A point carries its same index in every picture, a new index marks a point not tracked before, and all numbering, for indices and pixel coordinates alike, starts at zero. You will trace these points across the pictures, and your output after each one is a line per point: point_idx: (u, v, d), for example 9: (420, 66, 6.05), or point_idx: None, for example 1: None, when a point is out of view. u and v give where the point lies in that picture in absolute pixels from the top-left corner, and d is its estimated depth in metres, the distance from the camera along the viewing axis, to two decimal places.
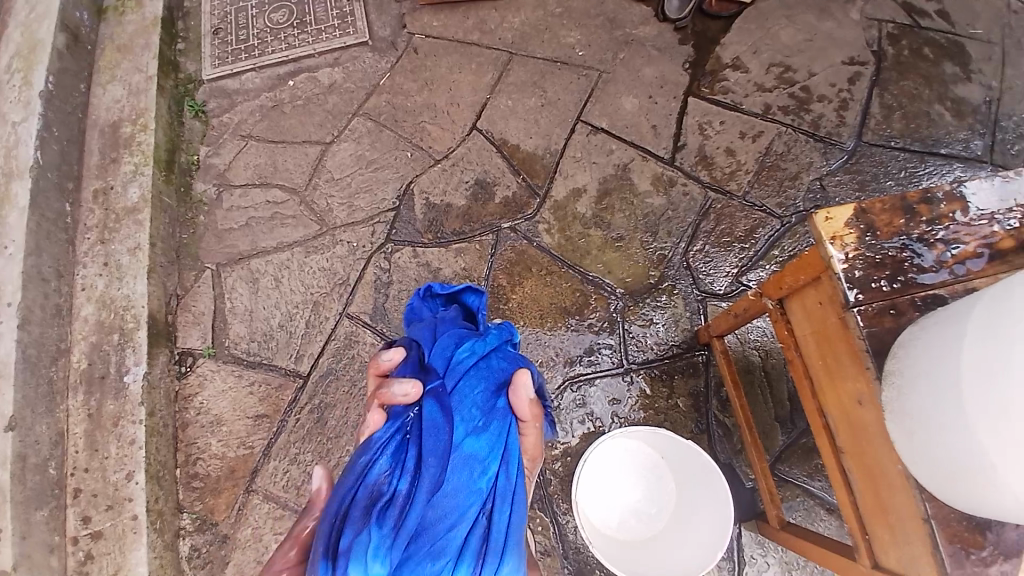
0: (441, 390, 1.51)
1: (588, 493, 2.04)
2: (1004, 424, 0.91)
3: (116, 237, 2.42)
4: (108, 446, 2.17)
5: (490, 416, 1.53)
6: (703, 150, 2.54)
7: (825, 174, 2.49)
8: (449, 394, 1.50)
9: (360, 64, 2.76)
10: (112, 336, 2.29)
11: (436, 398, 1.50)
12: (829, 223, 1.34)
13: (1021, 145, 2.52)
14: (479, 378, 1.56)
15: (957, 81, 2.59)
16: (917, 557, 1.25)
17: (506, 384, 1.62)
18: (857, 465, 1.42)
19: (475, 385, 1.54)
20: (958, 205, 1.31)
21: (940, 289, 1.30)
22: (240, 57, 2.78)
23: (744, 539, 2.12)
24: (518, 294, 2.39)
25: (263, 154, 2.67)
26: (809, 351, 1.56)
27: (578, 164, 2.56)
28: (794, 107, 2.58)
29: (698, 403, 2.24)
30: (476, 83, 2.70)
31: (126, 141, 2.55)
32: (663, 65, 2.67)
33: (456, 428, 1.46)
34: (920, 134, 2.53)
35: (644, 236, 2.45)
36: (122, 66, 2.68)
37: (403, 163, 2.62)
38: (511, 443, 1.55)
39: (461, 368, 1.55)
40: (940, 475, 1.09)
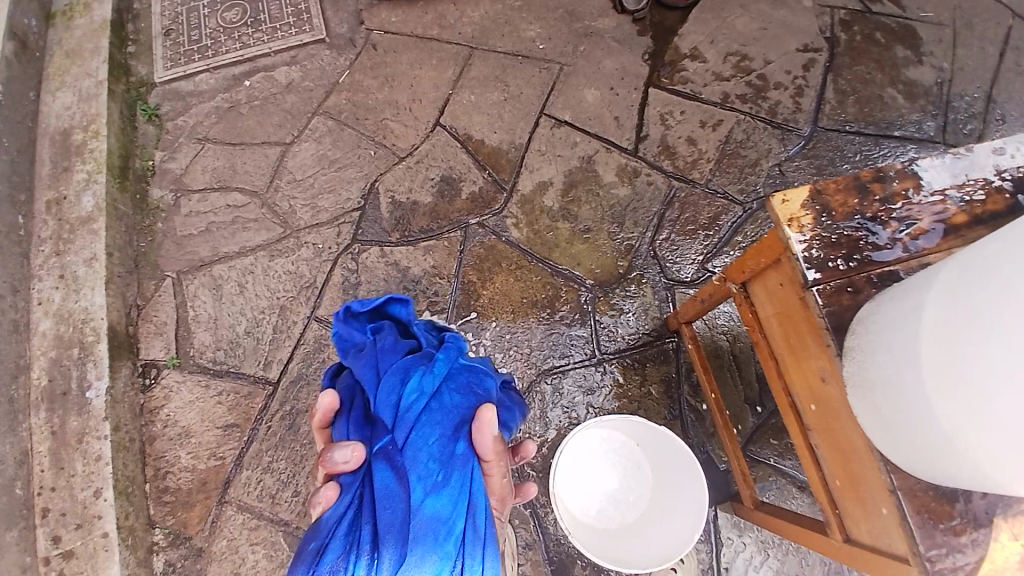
0: (391, 450, 1.39)
1: (566, 484, 2.06)
2: (960, 395, 0.95)
3: (71, 248, 2.33)
4: (73, 463, 2.09)
5: (450, 467, 1.43)
6: (665, 140, 2.58)
7: (783, 159, 2.56)
8: (401, 452, 1.39)
9: (318, 61, 2.71)
10: (72, 350, 2.21)
11: (387, 457, 1.37)
12: (786, 205, 1.38)
13: (974, 124, 2.61)
14: (433, 425, 1.45)
15: (909, 65, 2.68)
16: (887, 528, 1.30)
17: (464, 422, 1.51)
18: (825, 442, 1.47)
19: (430, 435, 1.43)
20: (910, 182, 1.36)
21: (895, 266, 1.34)
22: (193, 59, 2.70)
23: (720, 520, 2.17)
24: (489, 290, 2.39)
25: (221, 157, 2.60)
26: (773, 332, 1.61)
27: (544, 157, 2.56)
28: (751, 95, 2.63)
29: (670, 390, 2.28)
30: (438, 79, 2.68)
31: (79, 149, 2.45)
32: (623, 57, 2.69)
33: (414, 489, 1.36)
34: (874, 118, 2.61)
35: (611, 227, 2.47)
36: (71, 72, 2.58)
37: (367, 162, 2.58)
38: (476, 490, 1.46)
39: (411, 417, 1.43)
40: (906, 446, 1.13)
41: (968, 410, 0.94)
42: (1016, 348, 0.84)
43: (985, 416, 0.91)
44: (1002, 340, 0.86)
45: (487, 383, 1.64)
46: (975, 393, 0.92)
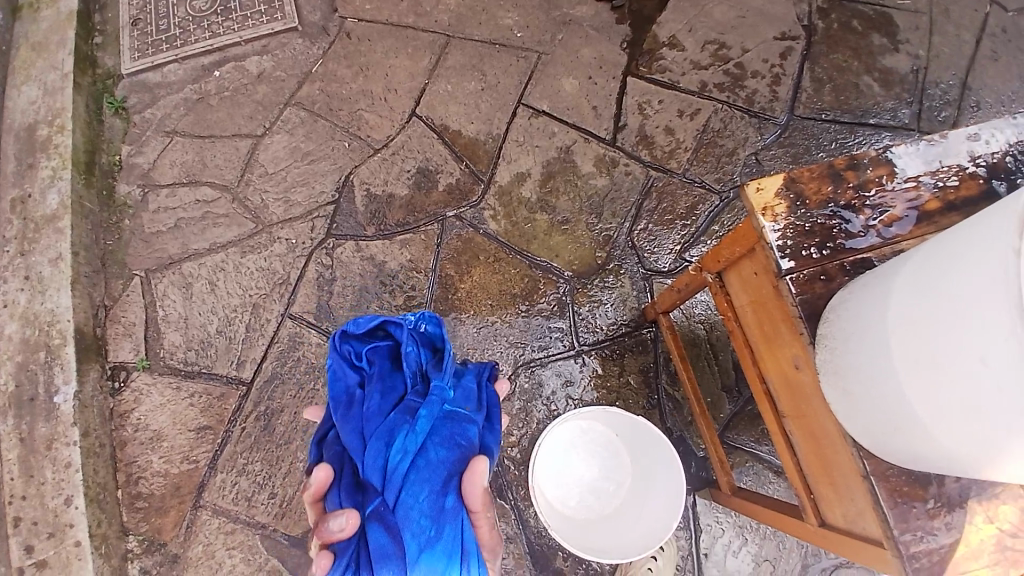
0: (383, 510, 1.41)
1: (545, 475, 2.05)
2: (932, 376, 0.94)
3: (36, 248, 2.26)
4: (43, 471, 2.05)
5: (441, 522, 1.45)
6: (643, 130, 2.55)
7: (760, 148, 2.55)
8: (392, 513, 1.42)
9: (290, 51, 2.63)
10: (38, 354, 2.14)
11: (379, 519, 1.40)
12: (760, 193, 1.37)
13: (948, 111, 2.63)
14: (422, 483, 1.46)
15: (885, 52, 2.68)
16: (860, 512, 1.31)
17: (456, 476, 1.50)
18: (799, 428, 1.47)
19: (419, 492, 1.45)
20: (884, 169, 1.35)
21: (868, 254, 1.34)
22: (161, 49, 2.60)
23: (698, 508, 2.18)
24: (466, 284, 2.36)
25: (190, 151, 2.52)
26: (748, 321, 1.60)
27: (521, 148, 2.53)
28: (729, 83, 2.62)
29: (648, 379, 2.28)
30: (413, 69, 2.62)
31: (44, 145, 2.37)
32: (601, 45, 2.66)
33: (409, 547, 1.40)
34: (850, 106, 2.61)
35: (589, 218, 2.45)
36: (37, 65, 2.49)
37: (341, 154, 2.53)
38: (468, 543, 1.47)
39: (399, 478, 1.46)
40: (877, 430, 1.12)
41: (940, 391, 0.93)
42: (993, 326, 0.83)
43: (955, 394, 0.91)
44: (978, 319, 0.85)
45: (472, 430, 1.58)
46: (945, 371, 0.91)
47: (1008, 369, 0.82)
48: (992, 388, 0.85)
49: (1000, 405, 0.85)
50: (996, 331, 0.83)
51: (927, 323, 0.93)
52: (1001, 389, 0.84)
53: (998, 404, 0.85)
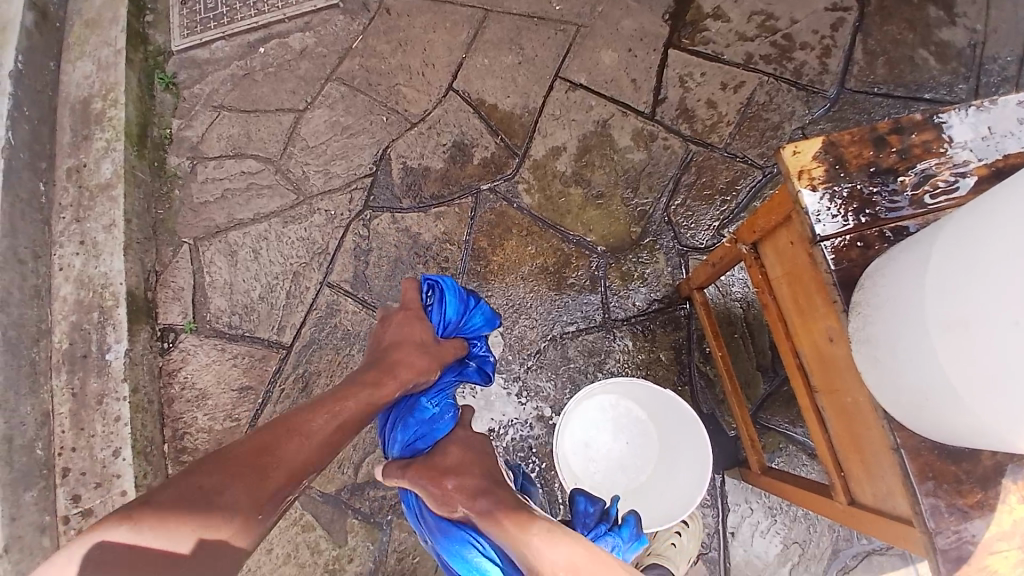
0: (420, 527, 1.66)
1: (573, 447, 2.06)
2: (967, 338, 0.91)
3: (91, 215, 2.38)
4: (94, 424, 2.18)
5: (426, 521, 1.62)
6: (684, 103, 2.49)
7: (807, 123, 2.46)
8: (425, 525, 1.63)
9: (332, 27, 2.66)
10: (92, 315, 2.27)
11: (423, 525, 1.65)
12: (798, 157, 1.32)
13: (1007, 87, 2.47)
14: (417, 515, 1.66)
15: (942, 25, 2.53)
16: (890, 489, 1.28)
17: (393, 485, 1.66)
18: (831, 404, 1.43)
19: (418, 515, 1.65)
20: (930, 134, 1.29)
21: (909, 221, 1.29)
22: (209, 26, 2.68)
23: (727, 486, 2.16)
24: (500, 256, 2.37)
25: (236, 125, 2.60)
26: (782, 294, 1.57)
27: (557, 122, 2.50)
28: (775, 55, 2.52)
29: (680, 356, 2.26)
30: (452, 42, 2.62)
31: (97, 118, 2.48)
32: (643, 16, 2.59)
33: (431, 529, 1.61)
34: (904, 80, 2.48)
35: (624, 193, 2.42)
36: (90, 41, 2.59)
37: (379, 128, 2.56)
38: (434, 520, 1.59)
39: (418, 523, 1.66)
40: (909, 400, 1.09)
41: (974, 354, 0.90)
42: (1022, 284, 0.81)
43: (982, 357, 0.89)
44: (1011, 276, 0.82)
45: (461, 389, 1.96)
46: (975, 333, 0.89)
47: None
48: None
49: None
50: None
51: (959, 282, 0.91)
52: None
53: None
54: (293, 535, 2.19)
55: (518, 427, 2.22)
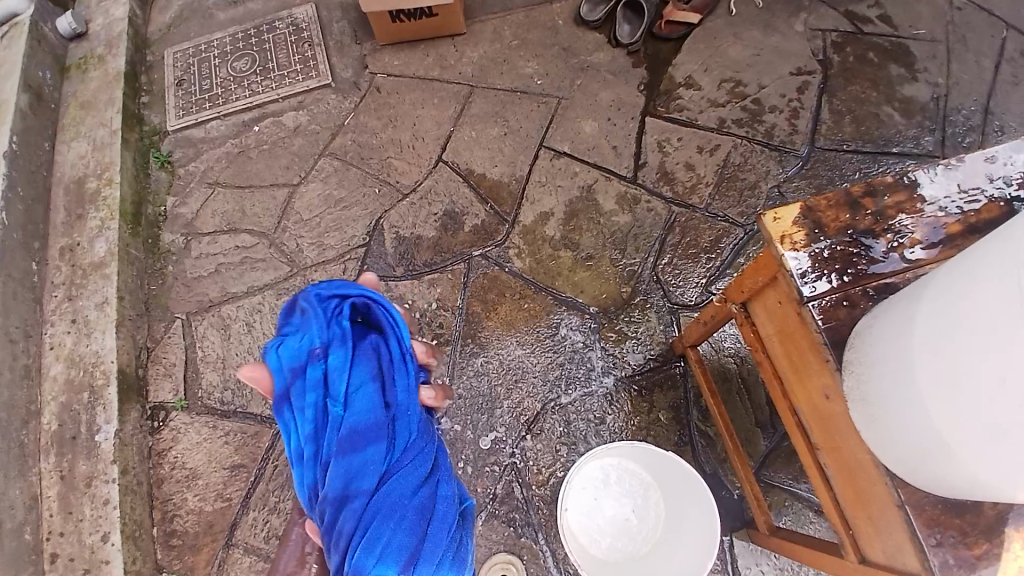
0: None
1: (576, 515, 2.02)
2: (959, 395, 0.93)
3: (84, 293, 2.39)
4: (82, 507, 2.11)
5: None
6: (664, 167, 2.61)
7: (783, 180, 2.57)
8: None
9: (323, 105, 2.79)
10: (82, 394, 2.24)
11: None
12: (778, 223, 1.39)
13: (972, 136, 2.62)
14: None
15: (904, 82, 2.71)
16: (899, 548, 1.26)
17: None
18: (833, 461, 1.43)
19: None
20: (902, 194, 1.37)
21: (891, 278, 1.34)
22: (204, 107, 2.80)
23: (737, 549, 2.10)
24: (494, 320, 2.40)
25: (231, 201, 2.67)
26: (775, 351, 1.59)
27: (544, 188, 2.60)
28: (747, 119, 2.67)
29: (678, 415, 2.25)
30: (440, 117, 2.75)
31: (92, 197, 2.53)
32: (619, 88, 2.75)
33: None
34: (872, 135, 2.63)
35: (613, 253, 2.48)
36: (86, 122, 2.68)
37: (372, 200, 2.64)
38: None
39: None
40: (911, 457, 1.10)
41: (967, 410, 0.92)
42: (1009, 345, 0.83)
43: (978, 414, 0.91)
44: (997, 338, 0.85)
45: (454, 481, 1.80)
46: (970, 391, 0.91)
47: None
48: (1012, 404, 0.84)
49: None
50: (1011, 347, 0.83)
51: (948, 342, 0.94)
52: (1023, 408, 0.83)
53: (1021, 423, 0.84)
54: None
55: (519, 495, 2.17)
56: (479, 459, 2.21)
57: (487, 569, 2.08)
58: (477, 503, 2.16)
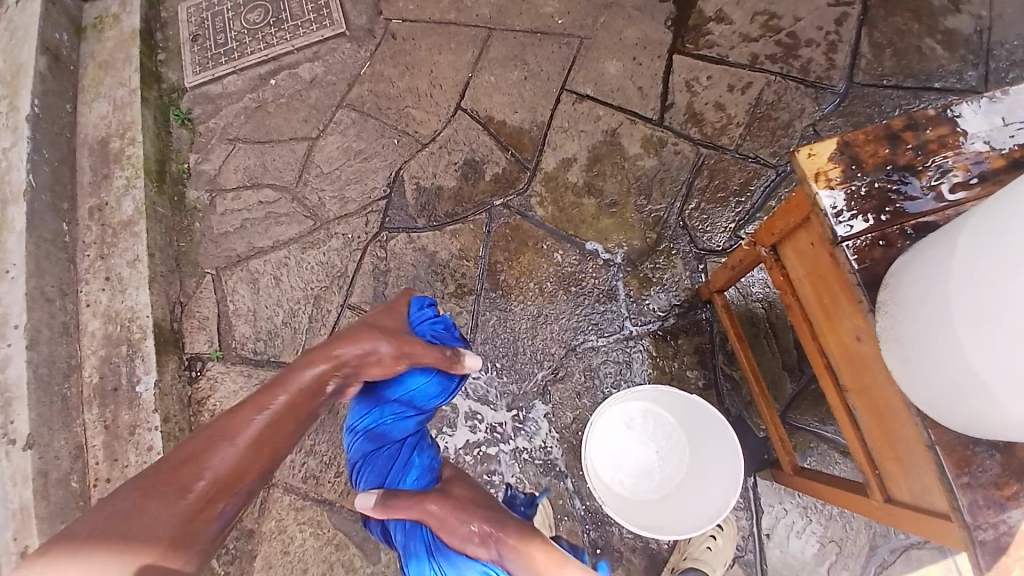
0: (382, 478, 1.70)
1: (601, 454, 2.05)
2: (1000, 322, 0.89)
3: (115, 251, 2.44)
4: (127, 454, 2.21)
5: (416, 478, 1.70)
6: (692, 108, 2.50)
7: (818, 119, 2.44)
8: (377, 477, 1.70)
9: (339, 55, 2.73)
10: (121, 348, 2.32)
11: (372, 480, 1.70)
12: (813, 159, 1.32)
13: (1017, 72, 2.44)
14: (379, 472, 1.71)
15: (947, 13, 2.51)
16: (928, 488, 1.26)
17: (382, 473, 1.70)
18: (862, 402, 1.41)
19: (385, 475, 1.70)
20: (944, 128, 1.28)
21: (931, 217, 1.28)
22: (220, 62, 2.76)
23: (760, 488, 2.13)
24: (518, 269, 2.38)
25: (252, 155, 2.66)
26: (805, 293, 1.55)
27: (566, 134, 2.52)
28: (780, 55, 2.52)
29: (704, 360, 2.24)
30: (457, 62, 2.67)
31: (117, 156, 2.55)
32: (644, 25, 2.61)
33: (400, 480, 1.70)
34: (913, 71, 2.46)
35: (638, 200, 2.42)
36: (105, 82, 2.67)
37: (391, 150, 2.60)
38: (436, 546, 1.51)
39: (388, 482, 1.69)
40: (943, 398, 1.08)
41: (1001, 345, 0.90)
42: None
43: (1011, 350, 0.88)
44: None
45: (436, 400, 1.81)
46: (1006, 325, 0.88)
47: None
48: None
49: None
50: None
51: (985, 277, 0.91)
52: None
53: None
54: (325, 557, 2.21)
55: (546, 440, 2.21)
56: (506, 406, 2.25)
57: None
58: (504, 449, 2.21)
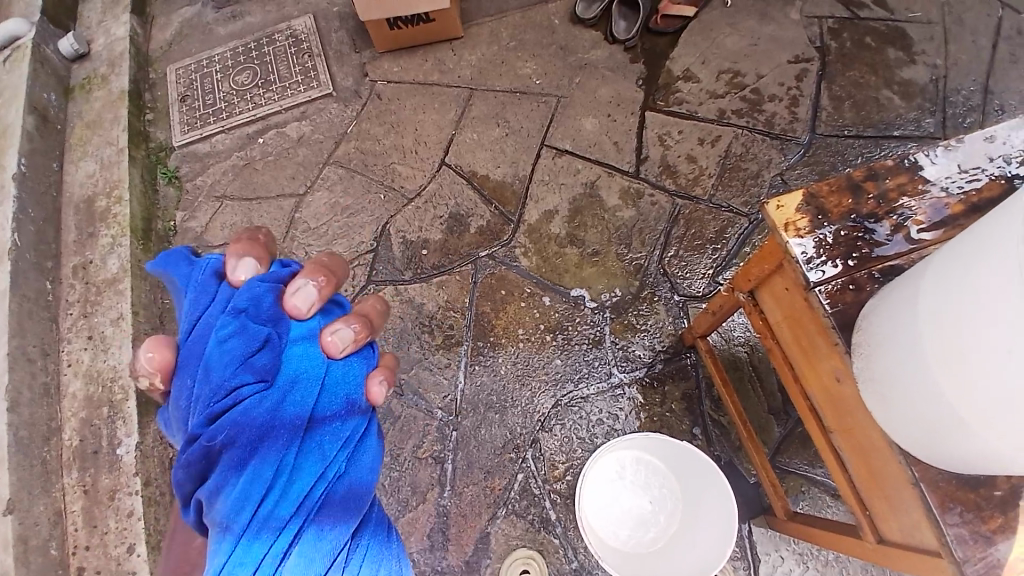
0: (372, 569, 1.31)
1: (595, 505, 2.05)
2: (967, 360, 0.94)
3: (98, 309, 2.43)
4: (105, 522, 2.14)
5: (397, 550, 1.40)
6: (666, 160, 2.62)
7: (785, 168, 2.58)
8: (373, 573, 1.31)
9: (326, 115, 2.83)
10: (101, 410, 2.28)
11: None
12: (781, 210, 1.40)
13: (972, 117, 2.61)
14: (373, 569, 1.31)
15: (901, 65, 2.71)
16: (917, 524, 1.28)
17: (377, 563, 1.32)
18: (847, 443, 1.44)
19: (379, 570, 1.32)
20: (904, 177, 1.38)
21: (896, 260, 1.35)
22: (209, 121, 2.85)
23: (755, 536, 2.11)
24: (503, 320, 2.42)
25: (239, 213, 2.71)
26: (785, 337, 1.60)
27: (548, 187, 2.62)
28: (747, 109, 2.67)
29: (690, 406, 2.27)
30: (441, 120, 2.78)
31: (103, 215, 2.58)
32: (617, 83, 2.77)
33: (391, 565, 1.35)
34: (872, 120, 2.63)
35: (618, 249, 2.50)
36: (93, 142, 2.73)
37: (378, 206, 2.67)
38: None
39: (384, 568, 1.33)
40: (924, 435, 1.12)
41: (971, 382, 0.94)
42: (1005, 313, 0.85)
43: (981, 385, 0.93)
44: (992, 308, 0.88)
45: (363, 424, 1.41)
46: (973, 362, 0.93)
47: None
48: (1011, 371, 0.86)
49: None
50: (1008, 315, 0.85)
51: (949, 318, 0.96)
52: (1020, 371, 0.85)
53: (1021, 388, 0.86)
54: None
55: (537, 491, 2.19)
56: (495, 459, 2.24)
57: (509, 564, 2.09)
58: (494, 503, 2.18)
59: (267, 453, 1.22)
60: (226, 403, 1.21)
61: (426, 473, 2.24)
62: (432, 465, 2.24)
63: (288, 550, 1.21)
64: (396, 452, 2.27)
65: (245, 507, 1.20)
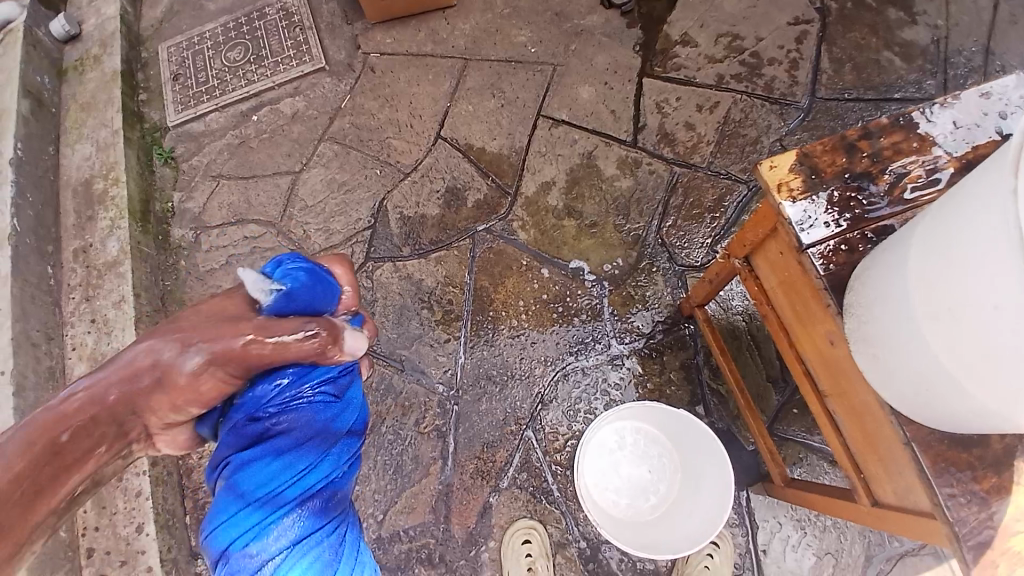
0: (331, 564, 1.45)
1: (597, 474, 2.08)
2: (957, 320, 0.93)
3: (100, 292, 2.45)
4: (115, 501, 2.19)
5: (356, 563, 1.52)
6: (664, 128, 2.58)
7: (784, 134, 2.54)
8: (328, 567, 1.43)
9: (319, 90, 2.79)
10: None
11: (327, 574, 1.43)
12: (774, 171, 1.39)
13: (975, 78, 2.56)
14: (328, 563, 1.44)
15: (903, 25, 2.64)
16: (910, 486, 1.30)
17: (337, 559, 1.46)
18: (842, 407, 1.45)
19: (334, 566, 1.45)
20: (898, 136, 1.36)
21: (889, 221, 1.34)
22: (202, 100, 2.82)
23: (754, 503, 2.16)
24: (502, 293, 2.42)
25: (236, 193, 2.70)
26: (780, 303, 1.60)
27: (544, 158, 2.59)
28: (746, 73, 2.62)
29: (689, 374, 2.28)
30: (436, 93, 2.74)
31: (100, 198, 2.57)
32: (614, 50, 2.71)
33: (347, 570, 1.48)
34: (873, 83, 2.57)
35: (616, 220, 2.49)
36: (87, 124, 2.71)
37: (374, 181, 2.65)
38: None
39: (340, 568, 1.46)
40: (917, 394, 1.12)
41: (962, 341, 0.94)
42: (994, 273, 0.84)
43: (971, 344, 0.92)
44: (982, 267, 0.87)
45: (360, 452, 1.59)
46: (964, 322, 0.92)
47: (1014, 311, 0.82)
48: (1000, 331, 0.86)
49: (1013, 348, 0.85)
50: (998, 275, 0.84)
51: (940, 278, 0.95)
52: (1009, 331, 0.84)
53: (1010, 347, 0.85)
54: None
55: (538, 462, 2.23)
56: (496, 432, 2.27)
57: (512, 534, 2.14)
58: (497, 474, 2.23)
59: (308, 449, 1.44)
60: (298, 399, 1.43)
61: (429, 446, 2.27)
62: (435, 440, 2.28)
63: (284, 520, 1.41)
64: (399, 426, 2.30)
65: (272, 480, 1.41)
